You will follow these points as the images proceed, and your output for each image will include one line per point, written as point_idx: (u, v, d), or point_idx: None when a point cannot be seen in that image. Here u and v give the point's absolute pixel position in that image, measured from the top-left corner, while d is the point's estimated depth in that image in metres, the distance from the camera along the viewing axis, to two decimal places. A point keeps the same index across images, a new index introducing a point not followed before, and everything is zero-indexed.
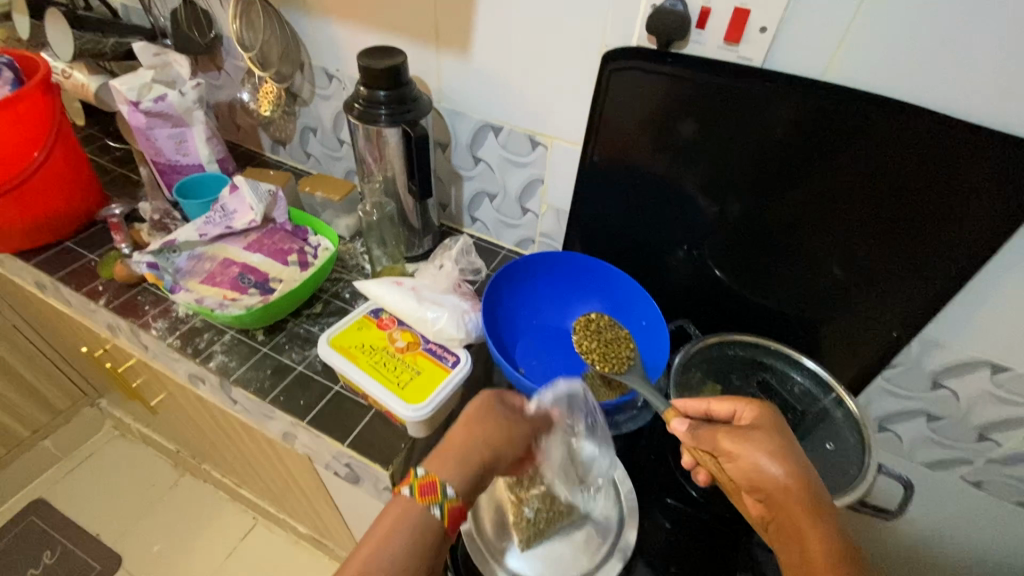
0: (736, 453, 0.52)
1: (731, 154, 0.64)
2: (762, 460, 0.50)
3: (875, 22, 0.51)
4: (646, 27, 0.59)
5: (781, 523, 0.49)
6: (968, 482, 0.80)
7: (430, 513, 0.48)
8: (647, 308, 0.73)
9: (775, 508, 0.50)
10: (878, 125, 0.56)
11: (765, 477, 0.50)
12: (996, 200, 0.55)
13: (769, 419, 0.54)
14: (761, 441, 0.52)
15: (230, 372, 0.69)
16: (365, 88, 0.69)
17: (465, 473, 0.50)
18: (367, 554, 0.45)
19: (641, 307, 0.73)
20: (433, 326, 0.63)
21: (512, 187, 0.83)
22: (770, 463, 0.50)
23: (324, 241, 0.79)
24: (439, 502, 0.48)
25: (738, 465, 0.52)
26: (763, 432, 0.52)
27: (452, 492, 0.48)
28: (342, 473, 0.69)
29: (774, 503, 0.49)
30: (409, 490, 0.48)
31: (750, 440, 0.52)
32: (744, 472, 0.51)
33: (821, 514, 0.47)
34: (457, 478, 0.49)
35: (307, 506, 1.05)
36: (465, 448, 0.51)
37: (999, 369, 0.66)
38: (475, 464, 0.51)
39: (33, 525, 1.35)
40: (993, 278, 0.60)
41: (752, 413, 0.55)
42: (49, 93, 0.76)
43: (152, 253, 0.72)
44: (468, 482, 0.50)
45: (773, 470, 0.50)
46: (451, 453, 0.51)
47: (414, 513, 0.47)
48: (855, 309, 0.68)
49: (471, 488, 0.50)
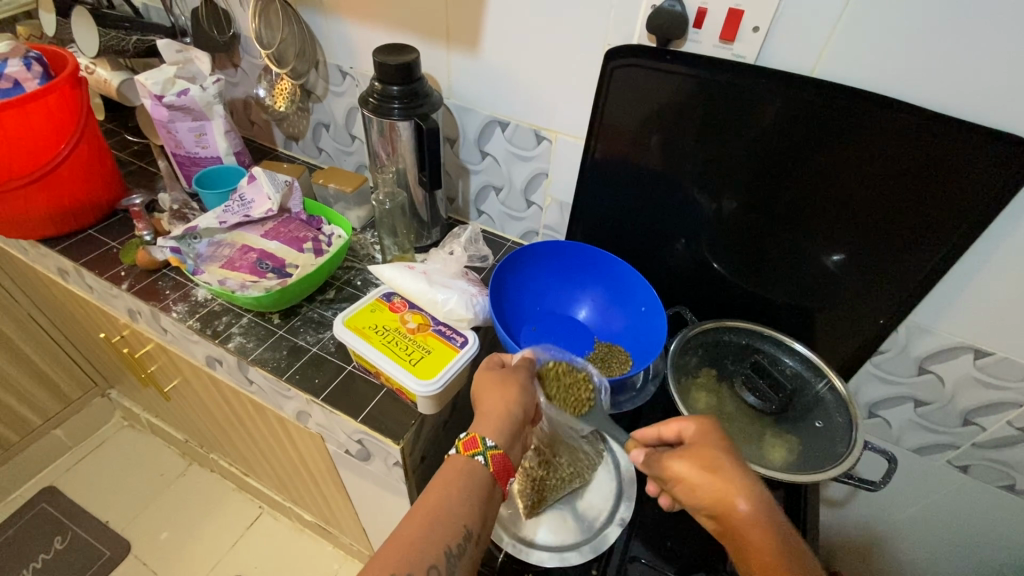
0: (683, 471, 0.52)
1: (727, 147, 0.68)
2: (699, 480, 0.51)
3: (860, 22, 0.55)
4: (647, 26, 0.63)
5: (730, 539, 0.50)
6: (954, 466, 0.83)
7: (474, 460, 0.53)
8: (646, 295, 0.76)
9: (724, 526, 0.50)
10: (865, 119, 0.59)
11: (705, 496, 0.50)
12: (979, 187, 0.58)
13: (707, 433, 0.54)
14: (706, 457, 0.52)
15: (248, 353, 0.72)
16: (379, 83, 0.72)
17: (501, 426, 0.55)
18: (429, 503, 0.50)
19: (641, 293, 0.76)
20: (444, 308, 0.66)
21: (517, 180, 0.87)
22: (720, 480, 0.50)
23: (337, 230, 0.83)
24: (481, 452, 0.53)
25: (683, 486, 0.52)
26: (700, 449, 0.53)
27: (492, 443, 0.53)
28: (354, 450, 0.72)
29: (721, 522, 0.50)
30: (456, 449, 0.53)
31: (686, 460, 0.52)
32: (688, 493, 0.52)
33: (767, 525, 0.48)
34: (495, 431, 0.55)
35: (313, 492, 1.08)
36: (499, 407, 0.56)
37: (981, 353, 0.69)
38: (509, 418, 0.56)
39: (43, 511, 1.38)
40: (974, 267, 0.64)
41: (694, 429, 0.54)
42: (77, 86, 0.80)
43: (175, 238, 0.75)
44: (504, 434, 0.55)
45: (709, 488, 0.50)
46: (486, 412, 0.56)
47: (463, 465, 0.52)
48: (845, 296, 0.71)
49: (508, 440, 0.55)
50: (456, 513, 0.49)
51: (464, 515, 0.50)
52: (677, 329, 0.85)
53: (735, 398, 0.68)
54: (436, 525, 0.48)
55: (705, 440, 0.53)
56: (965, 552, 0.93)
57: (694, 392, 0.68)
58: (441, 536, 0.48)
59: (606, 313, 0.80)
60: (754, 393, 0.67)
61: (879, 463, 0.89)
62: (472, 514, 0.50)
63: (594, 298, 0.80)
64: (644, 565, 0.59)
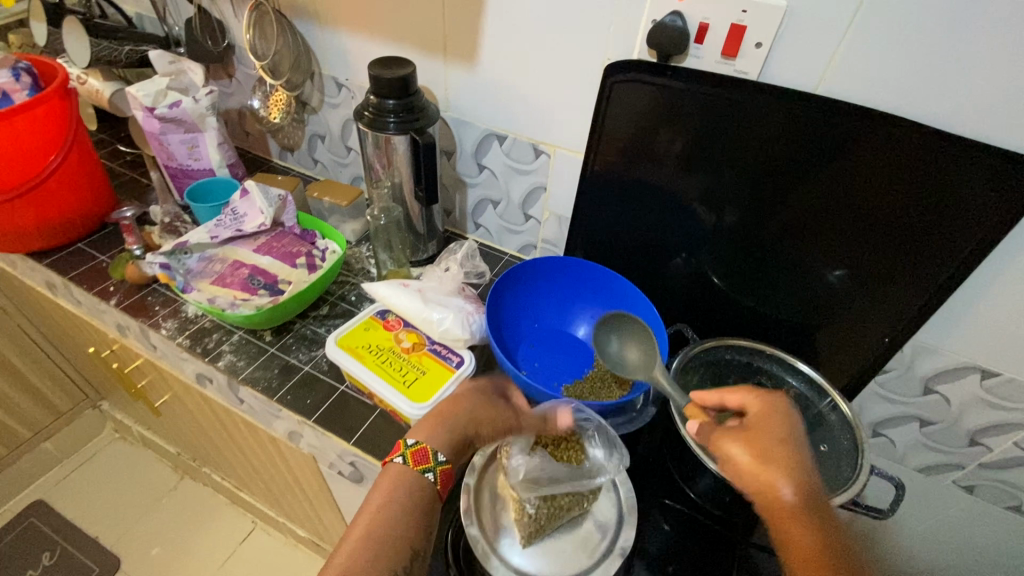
0: (739, 443, 0.51)
1: (729, 163, 0.66)
2: (753, 456, 0.50)
3: (864, 40, 0.54)
4: (647, 42, 0.62)
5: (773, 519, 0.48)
6: (959, 487, 0.81)
7: (423, 477, 0.53)
8: (646, 313, 0.74)
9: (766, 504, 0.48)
10: (871, 135, 0.58)
11: (756, 472, 0.49)
12: (984, 209, 0.57)
13: (774, 411, 0.53)
14: (768, 432, 0.52)
15: (238, 372, 0.70)
16: (375, 97, 0.71)
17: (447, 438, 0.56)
18: (368, 520, 0.50)
19: (641, 311, 0.75)
20: (438, 328, 0.64)
21: (515, 194, 0.85)
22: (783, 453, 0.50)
23: (332, 245, 0.81)
24: (431, 468, 0.53)
25: (734, 462, 0.51)
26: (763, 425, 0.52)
27: (443, 459, 0.54)
28: (346, 472, 0.70)
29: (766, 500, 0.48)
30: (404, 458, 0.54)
31: (747, 436, 0.52)
32: (740, 469, 0.51)
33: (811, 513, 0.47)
34: (445, 445, 0.55)
35: (307, 508, 1.06)
36: (453, 416, 0.58)
37: (988, 374, 0.68)
38: (461, 423, 0.57)
39: (32, 526, 1.35)
40: (981, 287, 0.62)
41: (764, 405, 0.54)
42: (66, 98, 0.78)
43: (165, 254, 0.73)
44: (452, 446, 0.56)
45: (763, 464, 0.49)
46: (436, 420, 0.57)
47: (412, 481, 0.53)
48: (849, 314, 0.70)
49: (457, 450, 0.56)
50: (405, 528, 0.50)
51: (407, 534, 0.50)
52: (678, 347, 0.83)
53: None
54: (379, 543, 0.49)
55: (769, 418, 0.53)
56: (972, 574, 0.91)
57: None
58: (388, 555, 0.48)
59: None
60: None
61: (885, 491, 0.90)
62: (417, 533, 0.50)
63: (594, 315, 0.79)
64: None
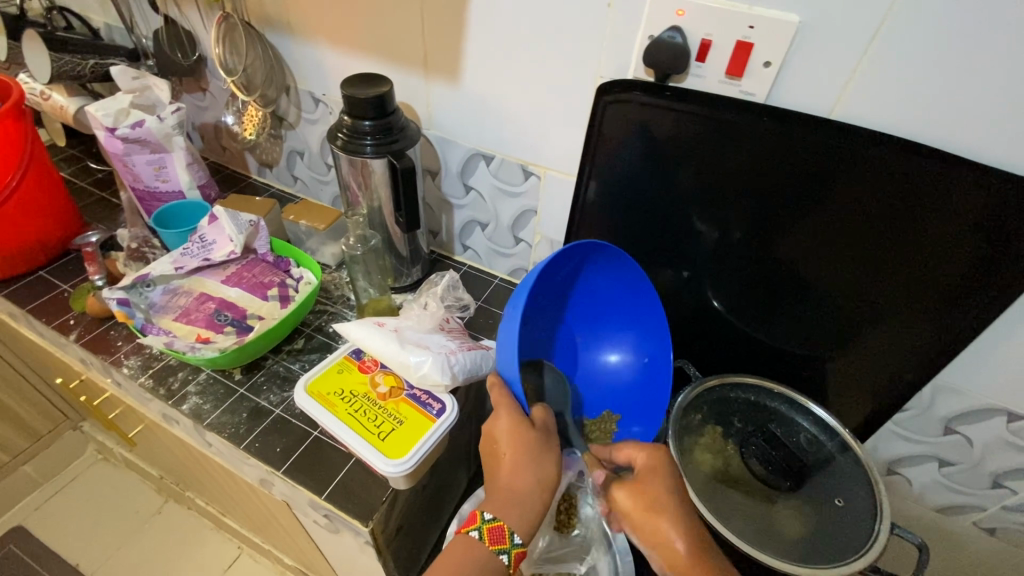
0: (633, 495, 0.52)
1: (732, 189, 0.61)
2: (652, 517, 0.50)
3: (886, 58, 0.48)
4: (643, 60, 0.56)
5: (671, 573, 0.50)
6: (980, 528, 0.76)
7: (497, 559, 0.48)
8: (656, 345, 0.65)
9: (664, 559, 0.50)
10: (891, 162, 0.52)
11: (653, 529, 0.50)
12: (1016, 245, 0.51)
13: (661, 464, 0.53)
14: (650, 486, 0.52)
15: (203, 417, 0.65)
16: (349, 118, 0.66)
17: (521, 509, 0.49)
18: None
19: (651, 341, 0.66)
20: (416, 372, 0.58)
21: (505, 216, 0.80)
22: (659, 523, 0.50)
23: (307, 273, 0.76)
24: (506, 550, 0.48)
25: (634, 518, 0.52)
26: (653, 479, 0.52)
27: (519, 541, 0.48)
28: (322, 523, 0.65)
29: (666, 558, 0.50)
30: (480, 532, 0.48)
31: (642, 491, 0.52)
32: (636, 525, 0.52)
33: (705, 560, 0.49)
34: (525, 522, 0.49)
35: (291, 542, 1.01)
36: (518, 483, 0.50)
37: (1015, 417, 0.62)
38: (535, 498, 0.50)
39: (11, 554, 1.31)
40: (1010, 326, 0.57)
41: (645, 460, 0.54)
42: (21, 118, 0.73)
43: (123, 288, 0.67)
44: (533, 524, 0.49)
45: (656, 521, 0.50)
46: (510, 485, 0.49)
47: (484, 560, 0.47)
48: (864, 351, 0.65)
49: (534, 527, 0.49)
50: None
51: None
52: (679, 382, 0.78)
53: (742, 460, 0.62)
54: None
55: (654, 469, 0.53)
56: None
57: (697, 454, 0.62)
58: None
59: (617, 334, 0.68)
60: (765, 465, 0.60)
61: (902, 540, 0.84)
62: None
63: (613, 317, 0.68)
64: None
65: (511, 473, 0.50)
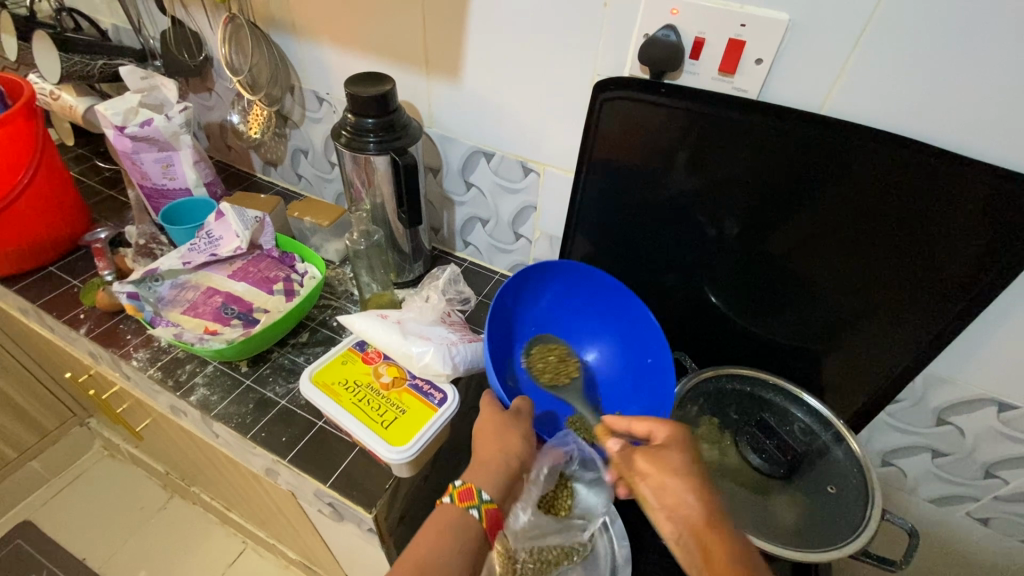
0: (651, 459, 0.51)
1: (727, 184, 0.62)
2: (672, 480, 0.49)
3: (874, 54, 0.50)
4: (639, 57, 0.58)
5: (686, 542, 0.47)
6: (974, 518, 0.77)
7: (469, 515, 0.50)
8: (654, 346, 0.68)
9: (680, 525, 0.48)
10: (880, 157, 0.54)
11: (671, 494, 0.49)
12: (1005, 236, 0.52)
13: (682, 437, 0.53)
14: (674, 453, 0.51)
15: (211, 407, 0.67)
16: (352, 115, 0.67)
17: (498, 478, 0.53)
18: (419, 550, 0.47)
19: (649, 344, 0.69)
20: (418, 362, 0.60)
21: (505, 212, 0.81)
22: (682, 486, 0.49)
23: (311, 268, 0.77)
24: (475, 505, 0.51)
25: (651, 483, 0.50)
26: (675, 449, 0.52)
27: (487, 497, 0.51)
28: (326, 512, 0.66)
29: (681, 522, 0.48)
30: (450, 497, 0.51)
31: (663, 457, 0.51)
32: (654, 490, 0.50)
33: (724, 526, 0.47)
34: (492, 483, 0.53)
35: (295, 535, 1.02)
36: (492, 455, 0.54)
37: (1006, 407, 0.64)
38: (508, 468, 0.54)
39: (19, 548, 1.33)
40: (998, 316, 0.58)
41: (666, 431, 0.53)
42: (32, 117, 0.75)
43: (133, 282, 0.69)
44: (500, 486, 0.53)
45: (677, 486, 0.49)
46: (484, 459, 0.54)
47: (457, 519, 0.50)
48: (857, 343, 0.66)
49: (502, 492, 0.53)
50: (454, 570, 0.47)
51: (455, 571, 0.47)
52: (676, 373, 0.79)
53: (739, 451, 0.63)
54: None
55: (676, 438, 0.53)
56: None
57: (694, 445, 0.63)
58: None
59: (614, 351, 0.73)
60: (760, 454, 0.62)
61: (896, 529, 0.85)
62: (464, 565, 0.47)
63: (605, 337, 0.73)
64: None
65: (483, 447, 0.54)
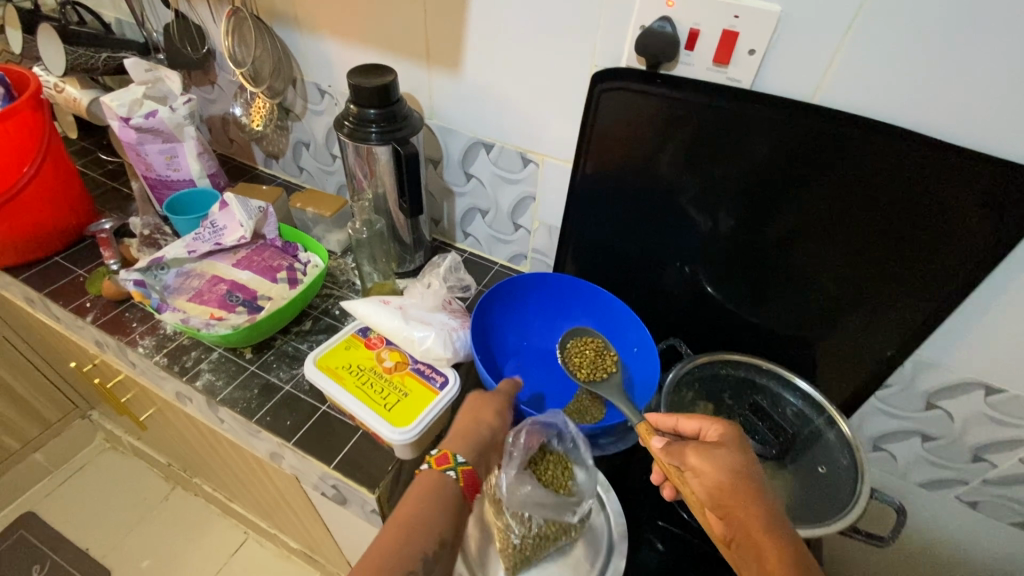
0: (705, 457, 0.51)
1: (721, 173, 0.64)
2: (725, 478, 0.49)
3: (863, 45, 0.51)
4: (636, 49, 0.59)
5: (741, 543, 0.47)
6: (963, 502, 0.79)
7: (446, 476, 0.53)
8: (637, 335, 0.72)
9: (733, 525, 0.48)
10: (871, 145, 0.55)
11: (726, 493, 0.49)
12: (998, 221, 0.54)
13: (735, 437, 0.53)
14: (729, 454, 0.51)
15: (217, 391, 0.68)
16: (355, 106, 0.69)
17: (474, 443, 0.56)
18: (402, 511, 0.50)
19: (632, 333, 0.73)
20: (420, 346, 0.62)
21: (504, 203, 0.83)
22: (738, 487, 0.49)
23: (314, 257, 0.79)
24: (452, 467, 0.53)
25: (703, 480, 0.50)
26: (728, 448, 0.51)
27: (462, 459, 0.54)
28: (329, 494, 0.68)
29: (734, 522, 0.48)
30: (428, 464, 0.53)
31: (716, 455, 0.51)
32: (706, 488, 0.50)
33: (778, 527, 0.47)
34: (467, 447, 0.55)
35: (297, 523, 1.04)
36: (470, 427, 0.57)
37: (993, 390, 0.65)
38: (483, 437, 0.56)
39: (22, 539, 1.34)
40: (985, 302, 0.60)
41: (720, 431, 0.53)
42: (39, 108, 0.76)
43: (139, 270, 0.70)
44: (475, 450, 0.56)
45: (732, 486, 0.49)
46: (461, 430, 0.57)
47: (434, 480, 0.52)
48: (848, 329, 0.68)
49: (480, 458, 0.56)
50: (431, 525, 0.49)
51: (434, 527, 0.49)
52: (672, 360, 0.81)
53: None
54: (407, 538, 0.48)
55: (729, 437, 0.53)
56: None
57: None
58: (417, 543, 0.48)
59: None
60: (753, 437, 0.65)
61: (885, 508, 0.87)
62: (445, 523, 0.50)
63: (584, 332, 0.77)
64: None
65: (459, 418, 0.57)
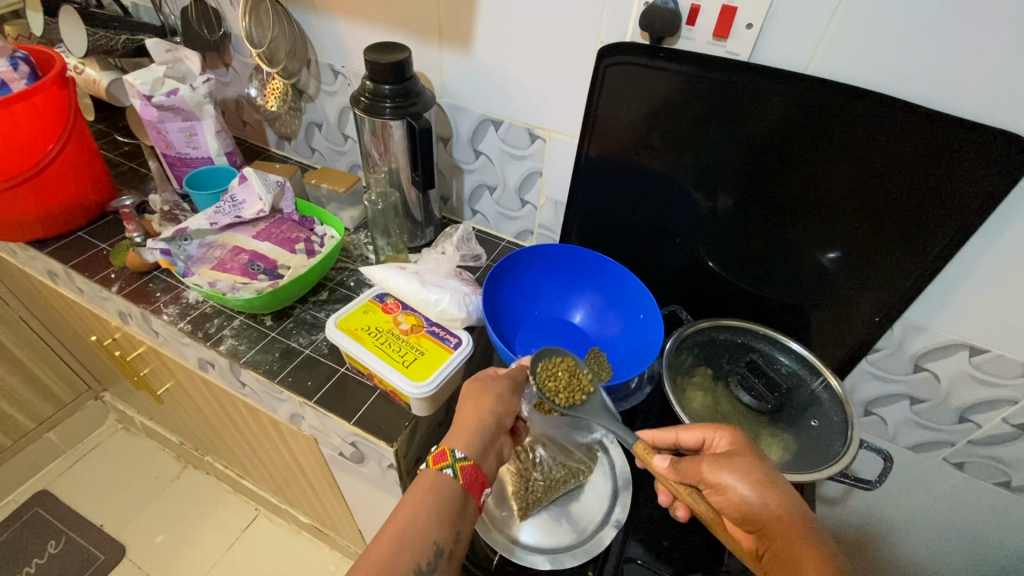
0: (725, 470, 0.52)
1: (719, 145, 0.67)
2: (750, 492, 0.51)
3: (853, 18, 0.54)
4: (639, 24, 0.62)
5: (775, 552, 0.49)
6: (950, 464, 0.83)
7: (444, 475, 0.53)
8: (644, 302, 0.75)
9: (768, 538, 0.50)
10: (861, 115, 0.59)
11: (756, 508, 0.50)
12: (988, 183, 0.57)
13: (742, 443, 0.54)
14: (748, 466, 0.52)
15: (240, 355, 0.72)
16: (371, 82, 0.72)
17: (473, 439, 0.56)
18: (400, 518, 0.51)
19: (639, 301, 0.76)
20: (436, 308, 0.67)
21: (512, 179, 0.86)
22: (765, 500, 0.50)
23: (330, 231, 0.82)
24: (450, 465, 0.54)
25: (729, 497, 0.52)
26: (744, 458, 0.53)
27: (461, 456, 0.54)
28: (348, 453, 0.72)
29: (769, 535, 0.50)
30: (426, 463, 0.55)
31: (735, 468, 0.52)
32: (734, 504, 0.51)
33: (809, 531, 0.49)
34: (466, 444, 0.55)
35: (310, 495, 1.07)
36: (469, 420, 0.57)
37: (977, 351, 0.69)
38: (482, 428, 0.57)
39: (37, 516, 1.37)
40: (969, 264, 0.63)
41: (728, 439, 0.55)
42: (64, 86, 0.78)
43: (165, 240, 0.74)
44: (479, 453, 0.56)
45: (760, 501, 0.50)
46: (462, 421, 0.57)
47: (433, 479, 0.53)
48: (841, 295, 0.71)
49: (480, 452, 0.56)
50: (427, 529, 0.50)
51: (433, 532, 0.50)
52: (673, 328, 0.85)
53: (731, 394, 0.68)
54: (403, 547, 0.49)
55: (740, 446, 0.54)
56: (968, 551, 0.93)
57: (689, 392, 0.67)
58: (412, 549, 0.49)
59: (603, 316, 0.79)
60: (750, 393, 0.67)
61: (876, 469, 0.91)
62: (443, 530, 0.51)
63: (594, 302, 0.80)
64: (641, 566, 0.60)
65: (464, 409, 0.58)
